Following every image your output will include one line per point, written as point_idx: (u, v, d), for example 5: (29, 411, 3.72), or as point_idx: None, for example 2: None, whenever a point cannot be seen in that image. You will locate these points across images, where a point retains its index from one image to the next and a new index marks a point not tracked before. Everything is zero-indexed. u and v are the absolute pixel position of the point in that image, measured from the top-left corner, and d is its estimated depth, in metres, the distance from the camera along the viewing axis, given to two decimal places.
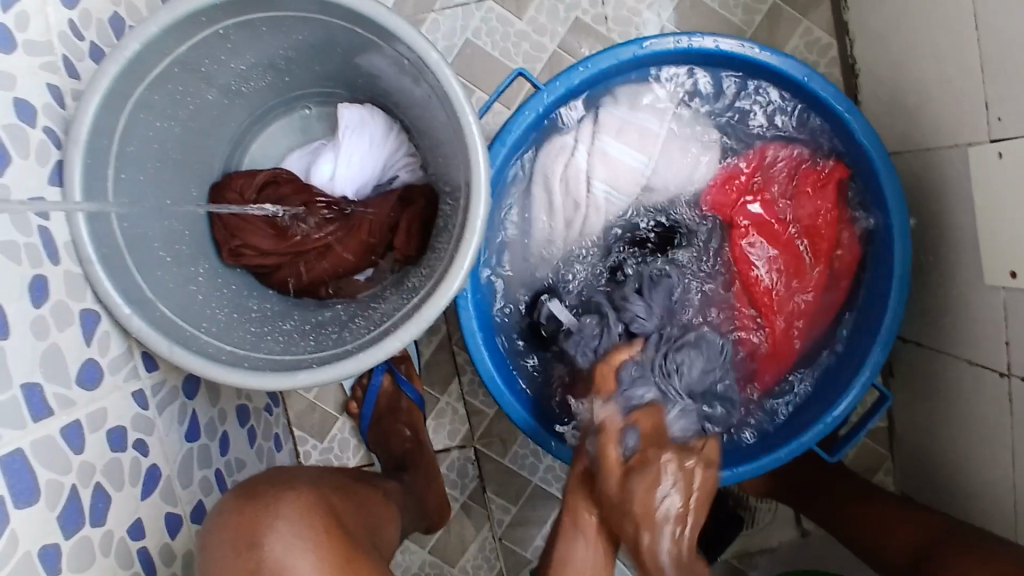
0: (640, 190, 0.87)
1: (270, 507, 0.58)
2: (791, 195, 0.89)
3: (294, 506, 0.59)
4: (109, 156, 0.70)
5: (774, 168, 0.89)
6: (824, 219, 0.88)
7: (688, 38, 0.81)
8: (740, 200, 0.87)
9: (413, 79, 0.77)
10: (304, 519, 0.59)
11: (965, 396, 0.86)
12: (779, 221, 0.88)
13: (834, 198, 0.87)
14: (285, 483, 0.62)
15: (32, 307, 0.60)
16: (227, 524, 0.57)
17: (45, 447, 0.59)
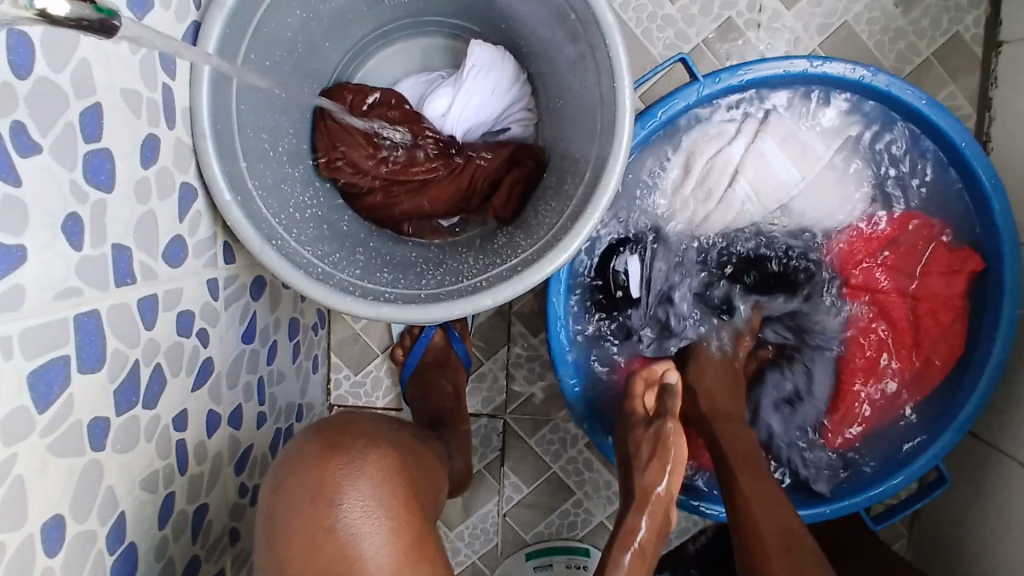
0: (778, 208, 0.83)
1: (352, 464, 0.56)
2: (919, 272, 0.84)
3: (373, 474, 0.57)
4: (245, 32, 0.66)
5: (911, 240, 0.84)
6: (943, 304, 0.82)
7: (864, 69, 0.75)
8: (867, 258, 0.84)
9: (568, 36, 0.72)
10: (382, 493, 0.56)
11: (1011, 499, 0.83)
12: (898, 291, 0.84)
13: (961, 289, 0.82)
14: (369, 440, 0.60)
15: (139, 167, 0.57)
16: (305, 466, 0.55)
17: (120, 314, 0.55)
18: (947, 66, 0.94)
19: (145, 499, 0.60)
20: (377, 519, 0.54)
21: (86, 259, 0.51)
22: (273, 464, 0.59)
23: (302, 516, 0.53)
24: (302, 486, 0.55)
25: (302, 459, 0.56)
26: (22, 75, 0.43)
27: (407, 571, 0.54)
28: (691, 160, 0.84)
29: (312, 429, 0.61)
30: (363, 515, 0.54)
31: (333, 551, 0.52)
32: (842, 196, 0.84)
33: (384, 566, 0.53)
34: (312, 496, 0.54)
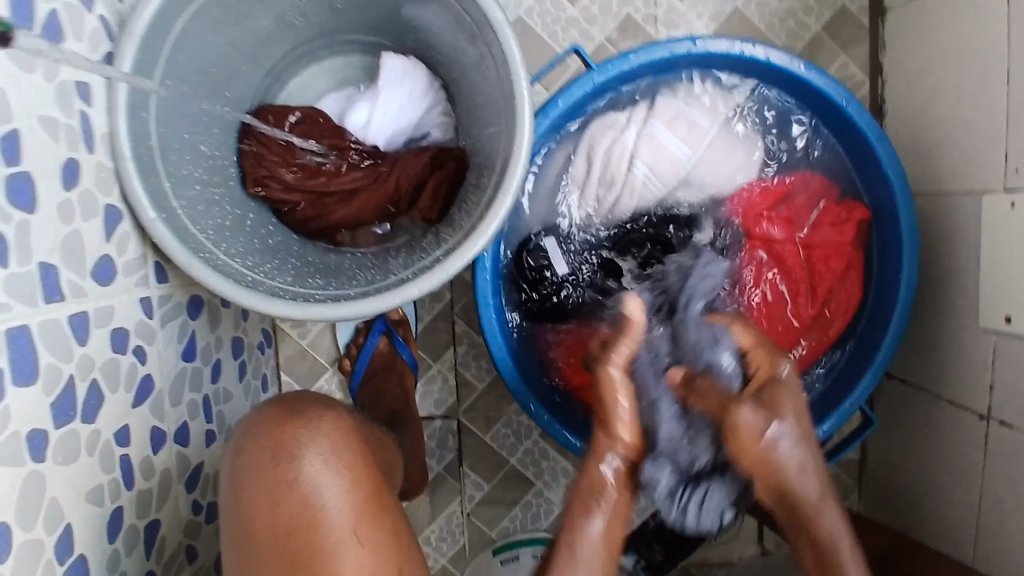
0: (679, 182, 0.86)
1: (311, 423, 0.58)
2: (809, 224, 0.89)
3: (332, 433, 0.59)
4: (159, 58, 0.69)
5: (798, 196, 0.89)
6: (836, 252, 0.87)
7: (742, 44, 0.81)
8: (763, 212, 0.87)
9: (469, 37, 0.77)
10: (341, 447, 0.58)
11: (939, 434, 0.90)
12: (790, 239, 0.87)
13: (852, 236, 0.87)
14: (327, 406, 0.62)
15: (61, 189, 0.59)
16: (265, 429, 0.57)
17: (52, 329, 0.57)
18: (832, 41, 1.01)
19: (93, 511, 0.61)
20: (337, 472, 0.56)
21: (14, 276, 0.53)
22: (234, 435, 0.61)
23: (263, 473, 0.55)
24: (263, 447, 0.57)
25: (263, 425, 0.58)
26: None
27: (369, 521, 0.55)
28: (592, 151, 0.88)
29: (270, 402, 0.63)
30: (324, 467, 0.55)
31: (295, 503, 0.54)
32: (737, 170, 0.87)
33: (346, 515, 0.54)
34: (274, 455, 0.56)
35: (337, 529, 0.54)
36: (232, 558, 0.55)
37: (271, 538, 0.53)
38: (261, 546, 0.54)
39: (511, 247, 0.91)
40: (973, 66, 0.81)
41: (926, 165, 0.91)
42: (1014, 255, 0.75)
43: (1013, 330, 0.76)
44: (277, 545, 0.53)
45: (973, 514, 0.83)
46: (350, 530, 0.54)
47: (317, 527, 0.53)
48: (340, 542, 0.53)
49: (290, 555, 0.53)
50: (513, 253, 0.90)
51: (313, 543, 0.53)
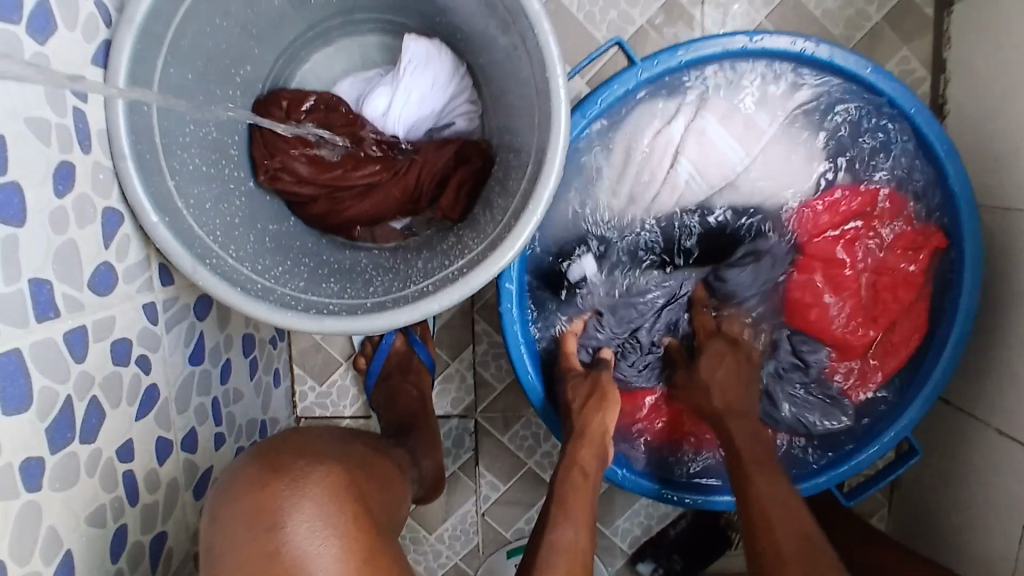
0: (725, 184, 0.82)
1: (296, 483, 0.55)
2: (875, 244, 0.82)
3: (318, 493, 0.56)
4: (161, 46, 0.64)
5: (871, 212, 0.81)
6: (894, 275, 0.81)
7: (804, 41, 0.74)
8: (824, 231, 0.81)
9: (500, 25, 0.70)
10: (328, 509, 0.55)
11: (985, 462, 0.83)
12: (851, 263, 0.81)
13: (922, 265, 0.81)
14: (313, 458, 0.59)
15: (54, 197, 0.55)
16: (245, 492, 0.54)
17: (45, 350, 0.53)
18: (894, 30, 0.92)
19: (95, 534, 0.58)
20: (324, 537, 0.53)
21: (1, 298, 0.49)
22: (209, 493, 0.57)
23: (246, 542, 0.52)
24: (243, 512, 0.53)
25: (243, 486, 0.55)
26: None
27: None
28: (629, 150, 0.82)
29: (247, 453, 0.59)
30: (311, 535, 0.53)
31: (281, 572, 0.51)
32: (787, 180, 0.82)
33: None
34: (256, 521, 0.53)
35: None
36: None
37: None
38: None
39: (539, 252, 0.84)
40: None
41: (988, 175, 0.84)
42: None
43: None
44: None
45: (1012, 551, 0.77)
46: None
47: None
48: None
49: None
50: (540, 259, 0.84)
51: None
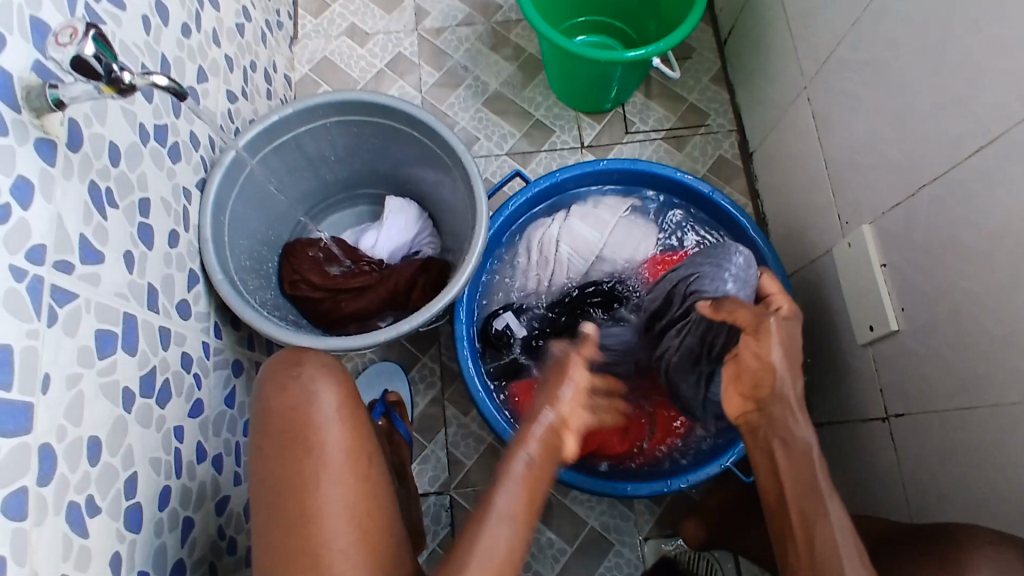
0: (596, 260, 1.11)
1: (314, 356, 0.82)
2: None
3: (326, 361, 0.81)
4: (236, 185, 1.04)
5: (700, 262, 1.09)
6: None
7: (635, 159, 1.11)
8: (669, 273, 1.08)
9: (447, 171, 1.11)
10: (332, 367, 0.80)
11: (863, 450, 1.06)
12: None
13: None
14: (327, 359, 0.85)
15: (168, 246, 0.89)
16: (283, 358, 0.81)
17: (148, 328, 0.81)
18: (717, 178, 1.36)
19: (152, 474, 0.79)
20: (327, 378, 0.78)
21: (134, 281, 0.80)
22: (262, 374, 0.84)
23: (276, 379, 0.78)
24: (278, 368, 0.80)
25: (277, 360, 0.82)
26: (74, 149, 0.71)
27: (349, 415, 0.76)
28: (529, 245, 1.12)
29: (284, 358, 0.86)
30: (318, 373, 0.77)
31: (297, 393, 0.75)
32: (637, 248, 1.12)
33: (331, 407, 0.75)
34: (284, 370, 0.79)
35: (324, 411, 0.75)
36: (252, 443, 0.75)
37: (277, 417, 0.74)
38: (269, 422, 0.75)
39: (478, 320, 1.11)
40: (807, 168, 1.15)
41: (797, 247, 1.20)
42: (862, 277, 1.01)
43: (876, 333, 0.99)
44: (280, 420, 0.74)
45: (900, 501, 0.97)
46: (334, 417, 0.75)
47: (308, 412, 0.74)
48: (322, 421, 0.74)
49: (287, 428, 0.73)
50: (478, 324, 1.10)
51: (304, 416, 0.74)
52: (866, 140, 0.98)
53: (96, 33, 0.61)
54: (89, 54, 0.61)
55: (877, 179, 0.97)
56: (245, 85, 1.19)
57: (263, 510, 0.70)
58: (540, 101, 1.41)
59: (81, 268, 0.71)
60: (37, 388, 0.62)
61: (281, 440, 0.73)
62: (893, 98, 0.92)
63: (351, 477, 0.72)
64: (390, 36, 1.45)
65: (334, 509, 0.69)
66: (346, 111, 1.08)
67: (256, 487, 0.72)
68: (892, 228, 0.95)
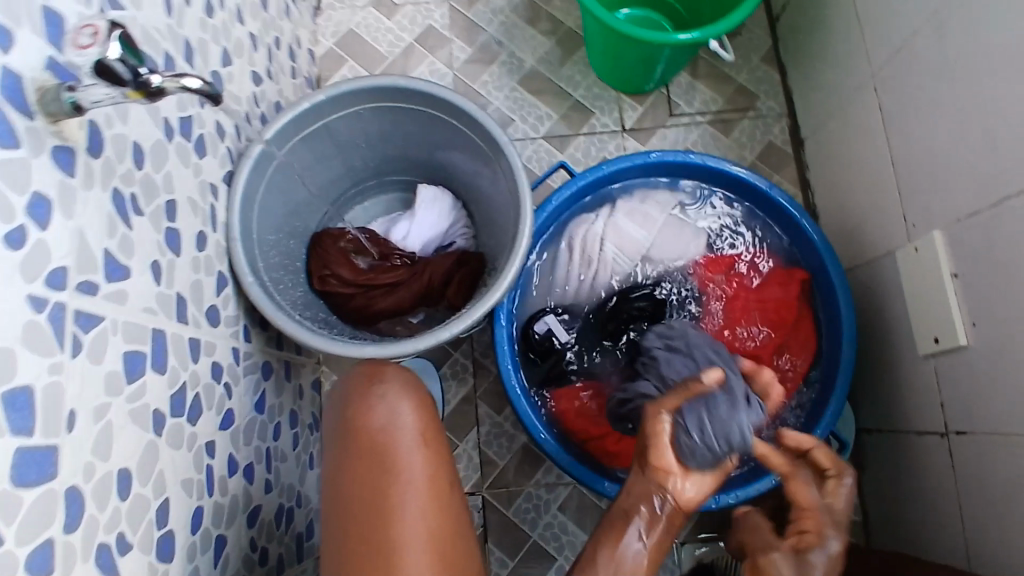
0: (642, 259, 1.06)
1: (392, 369, 0.77)
2: (757, 285, 1.04)
3: (406, 376, 0.77)
4: (264, 178, 0.97)
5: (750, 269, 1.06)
6: (785, 304, 1.02)
7: (686, 152, 1.04)
8: (718, 277, 1.04)
9: (486, 162, 1.05)
10: (413, 384, 0.76)
11: (918, 465, 1.01)
12: (744, 295, 1.03)
13: (795, 292, 1.02)
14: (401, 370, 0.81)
15: (196, 249, 0.83)
16: (361, 371, 0.77)
17: (177, 342, 0.77)
18: (766, 166, 1.29)
19: (184, 497, 0.75)
20: (409, 397, 0.74)
21: (162, 293, 0.75)
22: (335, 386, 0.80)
23: (355, 394, 0.74)
24: (356, 382, 0.76)
25: (353, 373, 0.78)
26: (94, 156, 0.65)
27: (431, 436, 0.72)
28: (572, 243, 1.07)
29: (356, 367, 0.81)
30: (400, 391, 0.73)
31: (378, 412, 0.72)
32: (687, 247, 1.06)
33: (414, 428, 0.72)
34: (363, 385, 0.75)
35: (407, 434, 0.71)
36: (330, 462, 0.71)
37: (357, 438, 0.71)
38: (350, 442, 0.71)
39: (518, 322, 1.06)
40: (870, 162, 1.07)
41: (852, 246, 1.14)
42: (930, 286, 0.94)
43: (942, 347, 0.93)
44: (360, 441, 0.70)
45: (958, 522, 0.93)
46: (416, 438, 0.71)
47: (389, 433, 0.70)
48: (404, 444, 0.70)
49: (368, 451, 0.70)
50: (518, 324, 1.05)
51: (386, 437, 0.70)
52: (944, 139, 0.91)
53: (121, 33, 0.56)
54: (114, 57, 0.55)
55: (954, 183, 0.90)
56: (269, 64, 1.11)
57: (341, 536, 0.67)
58: (579, 81, 1.32)
59: (106, 287, 0.66)
60: (61, 428, 0.58)
61: (363, 462, 0.69)
62: (980, 96, 0.84)
63: (435, 506, 0.68)
64: (420, 8, 1.36)
65: (417, 540, 0.65)
66: (380, 97, 1.01)
67: (333, 510, 0.68)
68: (969, 237, 0.88)
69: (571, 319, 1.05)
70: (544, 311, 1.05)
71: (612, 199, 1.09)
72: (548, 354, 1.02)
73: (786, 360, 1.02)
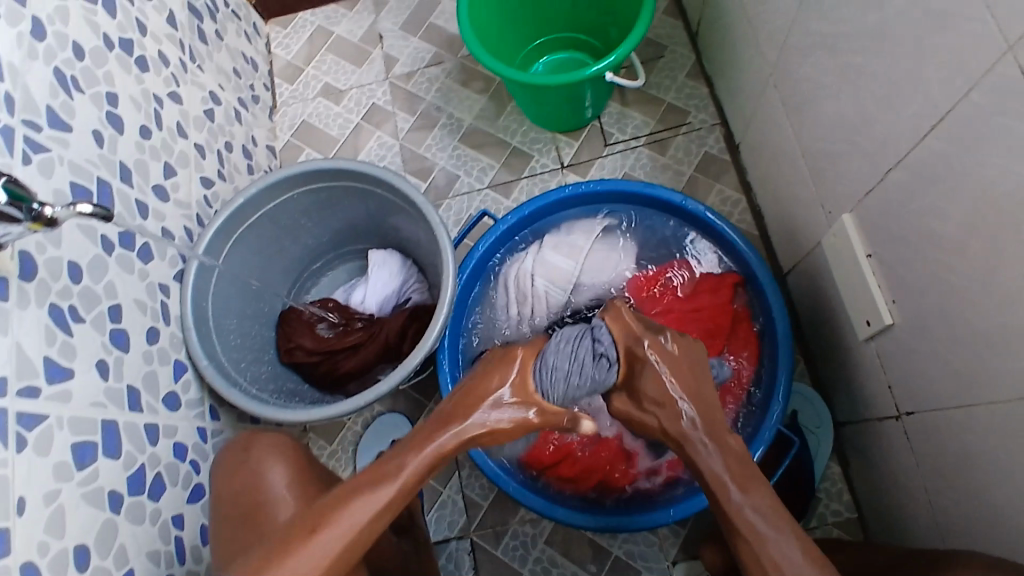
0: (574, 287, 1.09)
1: (262, 437, 0.80)
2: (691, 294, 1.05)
3: (276, 438, 0.80)
4: (215, 270, 1.07)
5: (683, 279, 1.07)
6: (720, 310, 1.02)
7: (598, 180, 1.08)
8: (653, 295, 1.06)
9: (414, 221, 1.12)
10: (283, 445, 0.79)
11: (886, 452, 0.98)
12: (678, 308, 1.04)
13: (728, 297, 1.02)
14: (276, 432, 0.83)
15: (146, 343, 0.93)
16: (229, 446, 0.80)
17: (131, 428, 0.85)
18: (706, 177, 1.31)
19: (150, 567, 0.83)
20: (279, 459, 0.77)
21: (111, 387, 0.84)
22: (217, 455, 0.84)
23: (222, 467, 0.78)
24: (224, 457, 0.79)
25: (228, 444, 0.82)
26: (27, 279, 0.75)
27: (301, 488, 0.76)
28: (507, 284, 1.11)
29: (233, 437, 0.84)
30: (267, 455, 0.77)
31: (244, 478, 0.76)
32: (618, 271, 1.09)
33: (280, 488, 0.75)
34: (229, 458, 0.79)
35: (274, 491, 0.75)
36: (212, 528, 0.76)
37: (229, 503, 0.75)
38: (223, 507, 0.76)
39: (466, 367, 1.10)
40: (787, 157, 1.08)
41: (792, 240, 1.14)
42: (851, 269, 0.94)
43: (874, 329, 0.91)
44: (233, 506, 0.75)
45: (931, 508, 0.89)
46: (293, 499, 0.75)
47: (260, 495, 0.75)
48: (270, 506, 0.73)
49: (242, 510, 0.75)
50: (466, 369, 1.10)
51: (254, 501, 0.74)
52: (832, 124, 0.92)
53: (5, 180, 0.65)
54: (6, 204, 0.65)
55: (847, 167, 0.91)
56: (222, 166, 1.23)
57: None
58: (516, 128, 1.40)
59: (48, 389, 0.75)
60: (7, 514, 0.66)
61: (239, 526, 0.74)
62: (849, 79, 0.85)
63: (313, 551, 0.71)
64: (363, 89, 1.48)
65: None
66: (310, 180, 1.11)
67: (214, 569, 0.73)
68: (871, 215, 0.87)
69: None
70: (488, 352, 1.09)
71: (542, 236, 1.13)
72: None
73: (731, 364, 1.02)
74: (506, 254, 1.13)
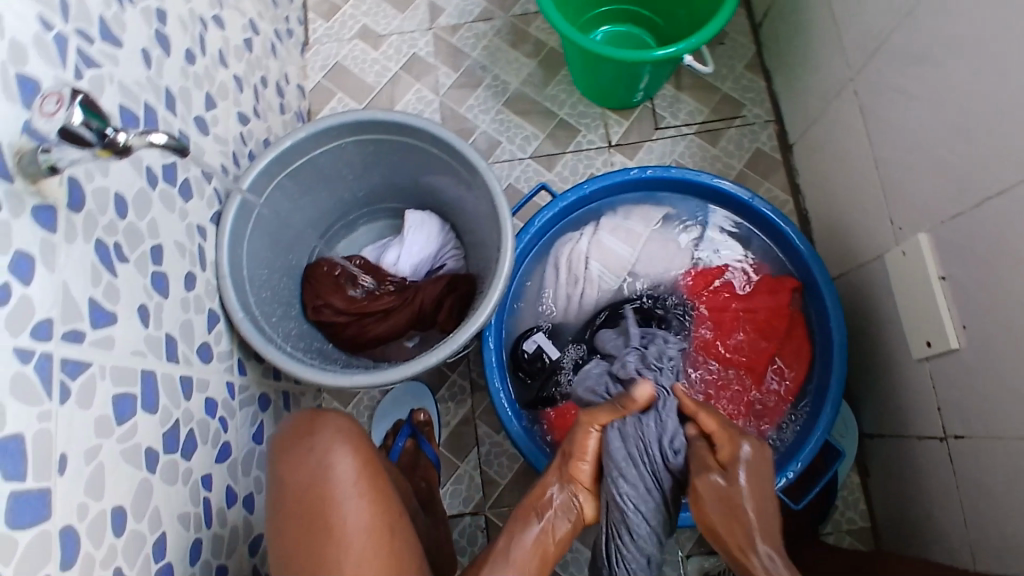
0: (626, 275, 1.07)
1: (331, 421, 0.76)
2: (744, 294, 1.04)
3: (342, 422, 0.76)
4: (251, 216, 1.00)
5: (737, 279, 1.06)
6: (776, 314, 1.01)
7: (665, 166, 1.04)
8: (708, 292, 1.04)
9: (467, 186, 1.06)
10: (348, 431, 0.75)
11: (921, 470, 0.99)
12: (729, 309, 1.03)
13: (786, 300, 1.01)
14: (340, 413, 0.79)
15: (183, 290, 0.86)
16: (292, 428, 0.76)
17: (167, 381, 0.79)
18: (755, 173, 1.28)
19: (180, 531, 0.77)
20: (348, 449, 0.73)
21: (150, 336, 0.78)
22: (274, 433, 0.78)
23: (289, 449, 0.73)
24: (288, 435, 0.75)
25: (292, 422, 0.77)
26: (76, 210, 0.68)
27: (366, 477, 0.72)
28: (558, 263, 1.08)
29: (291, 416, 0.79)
30: (337, 443, 0.73)
31: (311, 469, 0.71)
32: (673, 263, 1.07)
33: (350, 476, 0.71)
34: (294, 438, 0.74)
35: (344, 484, 0.70)
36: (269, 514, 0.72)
37: (293, 496, 0.70)
38: (284, 497, 0.71)
39: (507, 344, 1.07)
40: (854, 165, 1.07)
41: (844, 250, 1.13)
42: (917, 287, 0.93)
43: (934, 350, 0.91)
44: (296, 499, 0.70)
45: (964, 531, 0.91)
46: (357, 493, 0.71)
47: (328, 482, 0.70)
48: (342, 499, 0.69)
49: (304, 504, 0.70)
50: (507, 347, 1.06)
51: (321, 492, 0.70)
52: (921, 140, 0.90)
53: (83, 97, 0.58)
54: (78, 122, 0.57)
55: (932, 185, 0.89)
56: (257, 103, 1.14)
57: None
58: (564, 99, 1.34)
59: (92, 334, 0.68)
60: (52, 471, 0.60)
61: (301, 523, 0.69)
62: (952, 97, 0.83)
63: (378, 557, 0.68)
64: (404, 37, 1.39)
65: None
66: (360, 130, 1.04)
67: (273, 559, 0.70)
68: (951, 238, 0.87)
69: (558, 338, 1.07)
70: (533, 331, 1.06)
71: (597, 217, 1.10)
72: (540, 375, 1.03)
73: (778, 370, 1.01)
74: (559, 232, 1.09)
